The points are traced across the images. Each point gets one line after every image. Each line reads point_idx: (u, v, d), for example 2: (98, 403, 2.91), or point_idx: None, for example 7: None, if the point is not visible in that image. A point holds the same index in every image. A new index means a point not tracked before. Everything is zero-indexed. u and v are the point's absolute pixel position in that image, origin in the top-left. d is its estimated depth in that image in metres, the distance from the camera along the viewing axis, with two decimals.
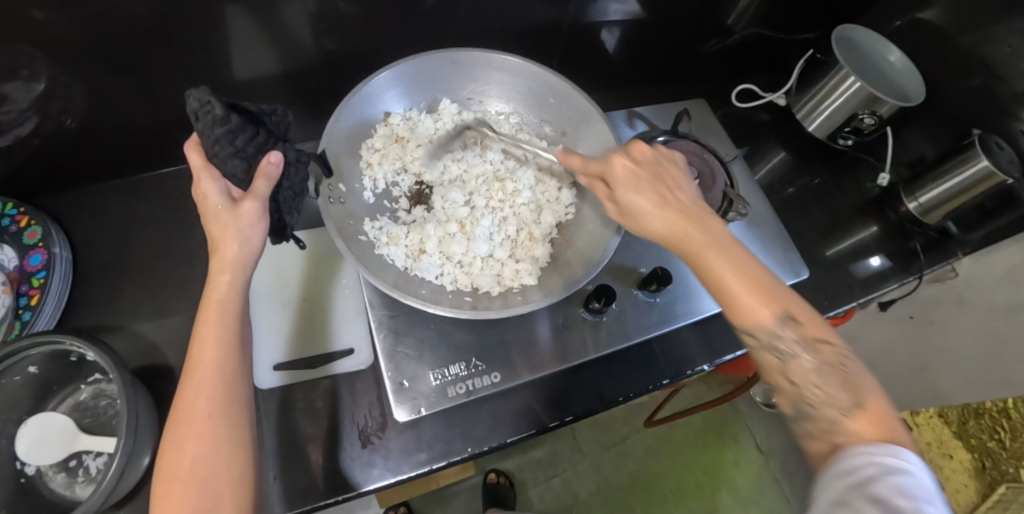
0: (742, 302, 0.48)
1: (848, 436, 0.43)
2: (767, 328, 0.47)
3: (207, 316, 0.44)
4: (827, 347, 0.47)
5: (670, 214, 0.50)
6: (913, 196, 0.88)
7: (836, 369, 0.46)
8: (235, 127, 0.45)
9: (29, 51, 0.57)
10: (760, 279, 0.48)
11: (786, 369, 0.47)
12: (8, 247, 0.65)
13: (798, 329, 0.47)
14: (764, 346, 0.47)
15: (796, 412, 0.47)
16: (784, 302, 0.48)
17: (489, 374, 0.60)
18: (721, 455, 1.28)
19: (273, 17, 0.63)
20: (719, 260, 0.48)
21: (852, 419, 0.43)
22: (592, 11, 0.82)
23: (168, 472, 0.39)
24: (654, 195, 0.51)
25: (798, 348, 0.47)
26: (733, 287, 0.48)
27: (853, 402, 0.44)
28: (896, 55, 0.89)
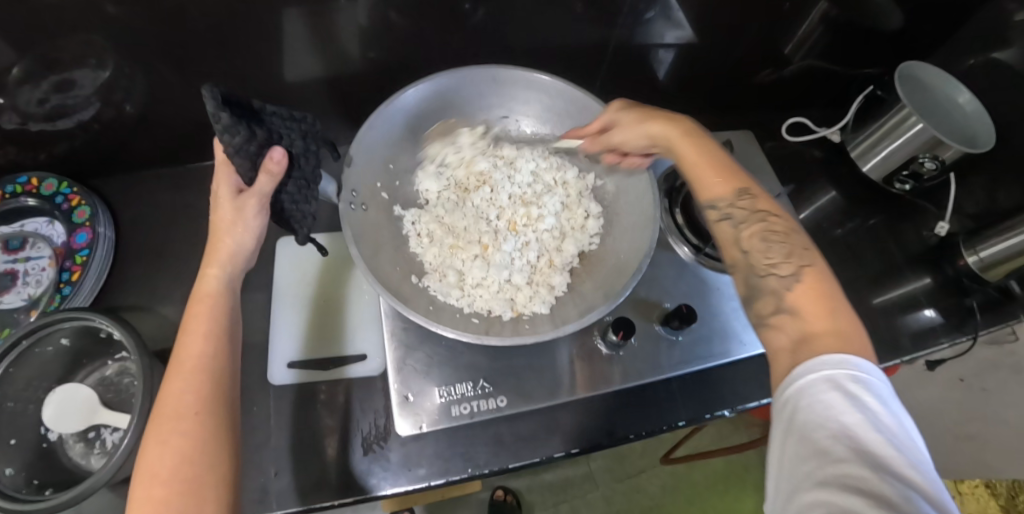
0: (705, 180, 0.51)
1: (794, 313, 0.42)
2: (725, 199, 0.49)
3: (198, 310, 0.46)
4: (777, 218, 0.48)
5: (648, 123, 0.55)
6: (973, 249, 0.82)
7: (782, 238, 0.47)
8: (232, 127, 0.42)
9: (99, 42, 0.60)
10: (713, 161, 0.52)
11: (739, 236, 0.48)
12: (59, 224, 0.70)
13: (752, 201, 0.49)
14: (721, 214, 0.49)
15: (748, 289, 0.46)
16: (743, 181, 0.50)
17: (496, 398, 0.59)
18: (741, 501, 1.21)
19: (323, 23, 0.65)
20: (695, 152, 0.52)
21: (793, 291, 0.43)
22: (642, 33, 0.80)
23: (149, 472, 0.39)
24: (639, 112, 0.57)
25: (750, 215, 0.48)
26: (700, 167, 0.52)
27: (794, 272, 0.44)
28: (966, 96, 0.84)
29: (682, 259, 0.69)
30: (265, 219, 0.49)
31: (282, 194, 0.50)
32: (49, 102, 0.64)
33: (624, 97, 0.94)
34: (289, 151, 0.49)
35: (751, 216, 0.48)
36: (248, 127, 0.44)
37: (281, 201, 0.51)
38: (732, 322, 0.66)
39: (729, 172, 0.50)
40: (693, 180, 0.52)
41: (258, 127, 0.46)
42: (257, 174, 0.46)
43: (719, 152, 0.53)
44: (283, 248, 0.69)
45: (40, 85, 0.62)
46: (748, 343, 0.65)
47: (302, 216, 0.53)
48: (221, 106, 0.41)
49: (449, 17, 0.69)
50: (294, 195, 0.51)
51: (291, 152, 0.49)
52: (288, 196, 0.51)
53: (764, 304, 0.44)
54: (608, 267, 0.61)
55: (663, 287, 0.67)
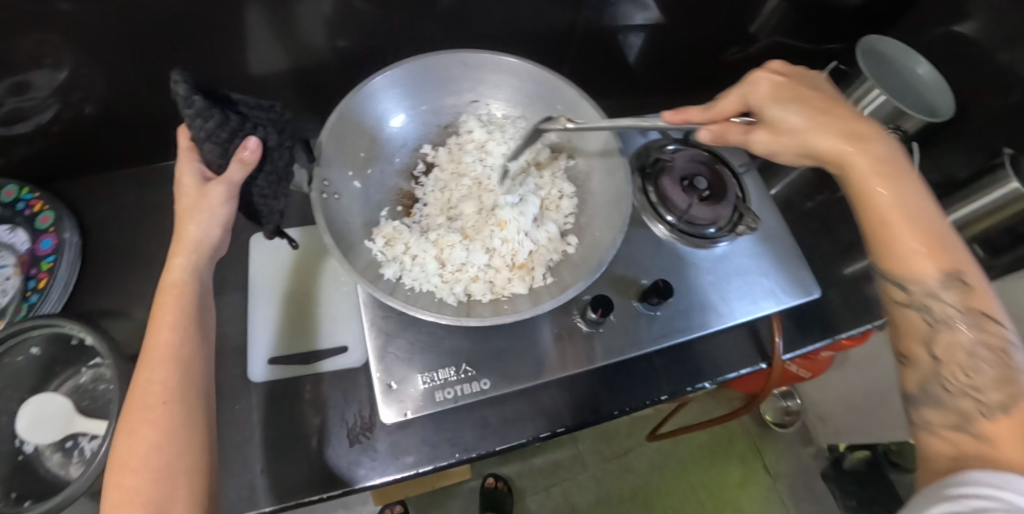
0: (903, 248, 0.46)
1: (981, 440, 0.40)
2: (926, 284, 0.45)
3: (164, 301, 0.45)
4: (993, 325, 0.44)
5: (863, 160, 0.48)
6: (938, 216, 0.85)
7: (997, 356, 0.42)
8: (204, 111, 0.42)
9: (53, 41, 0.58)
10: (919, 222, 0.46)
11: (932, 336, 0.45)
12: (22, 230, 0.67)
13: (961, 294, 0.44)
14: (914, 300, 0.46)
15: (922, 393, 0.45)
16: (956, 262, 0.45)
17: (479, 381, 0.59)
18: (728, 473, 1.24)
19: (286, 14, 0.64)
20: (887, 192, 0.46)
21: (992, 422, 0.40)
22: (609, 15, 0.81)
23: (120, 461, 0.39)
24: (810, 111, 0.51)
25: (957, 314, 0.44)
26: (895, 226, 0.46)
27: (1004, 400, 0.40)
28: (925, 68, 0.85)
29: (658, 236, 0.69)
30: (233, 206, 0.48)
31: (252, 186, 0.49)
32: (4, 105, 0.62)
33: (596, 80, 0.94)
34: (263, 143, 0.48)
35: (966, 319, 0.44)
36: (222, 112, 0.44)
37: (250, 194, 0.50)
38: (709, 294, 0.68)
39: (939, 248, 0.45)
40: (875, 234, 0.47)
41: (233, 113, 0.46)
42: (229, 162, 0.46)
43: (935, 215, 0.46)
44: (257, 244, 0.68)
45: None
46: (725, 314, 0.67)
47: (270, 211, 0.52)
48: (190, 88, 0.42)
49: (415, 4, 0.69)
50: (264, 188, 0.50)
51: (267, 144, 0.48)
52: (258, 189, 0.49)
53: (936, 415, 0.43)
54: (584, 245, 0.61)
55: (640, 265, 0.68)
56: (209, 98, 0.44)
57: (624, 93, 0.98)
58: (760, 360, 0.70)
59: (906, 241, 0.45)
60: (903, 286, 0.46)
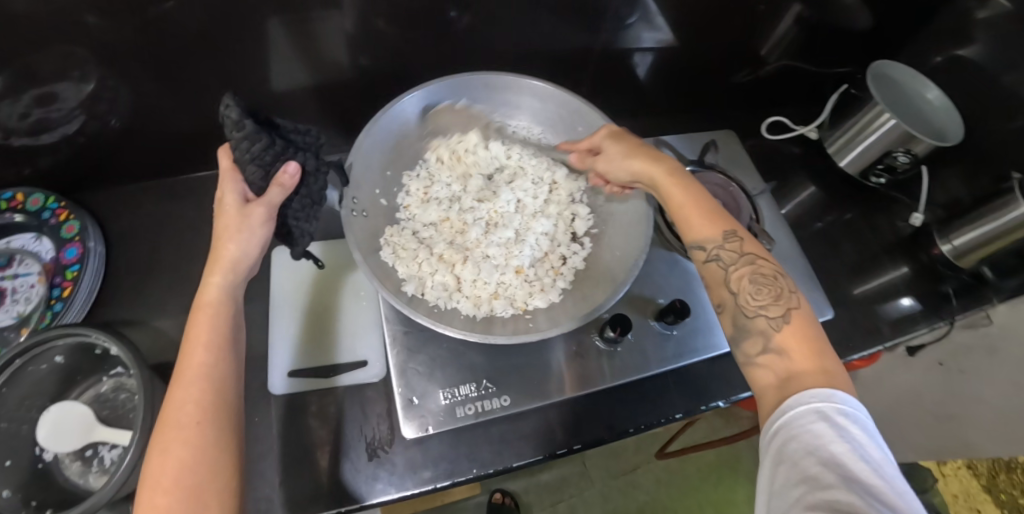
0: (693, 221, 0.53)
1: (781, 355, 0.44)
2: (713, 240, 0.51)
3: (199, 319, 0.45)
4: (764, 261, 0.50)
5: (662, 168, 0.56)
6: (947, 237, 0.87)
7: (769, 281, 0.48)
8: (253, 135, 0.44)
9: (82, 54, 0.59)
10: (699, 202, 0.54)
11: (728, 277, 0.50)
12: (47, 239, 0.69)
13: (738, 243, 0.51)
14: (710, 255, 0.51)
15: (737, 329, 0.48)
16: (730, 223, 0.52)
17: (499, 397, 0.59)
18: (734, 492, 1.24)
19: (311, 32, 0.65)
20: (681, 190, 0.55)
21: (780, 334, 0.45)
22: (624, 38, 0.83)
23: (150, 480, 0.39)
24: (629, 146, 0.58)
25: (739, 258, 0.50)
26: (687, 212, 0.54)
27: (782, 317, 0.46)
28: (934, 93, 0.87)
29: (673, 256, 0.70)
30: (270, 228, 0.48)
31: (287, 208, 0.50)
32: (31, 116, 0.63)
33: (609, 99, 0.96)
34: (302, 167, 0.49)
35: (743, 260, 0.50)
36: (269, 137, 0.46)
37: (285, 216, 0.51)
38: None
39: (714, 215, 0.53)
40: (681, 222, 0.54)
41: (278, 137, 0.48)
42: (269, 186, 0.47)
43: (708, 198, 0.55)
44: (277, 259, 0.69)
45: (22, 99, 0.61)
46: None
47: (301, 234, 0.52)
48: (239, 112, 0.44)
49: (436, 24, 0.70)
50: (297, 212, 0.51)
51: (304, 169, 0.49)
52: (293, 212, 0.50)
53: (750, 345, 0.46)
54: (604, 265, 0.61)
55: (656, 283, 0.68)
56: (257, 122, 0.46)
57: (637, 113, 1.00)
58: None
59: (702, 218, 0.53)
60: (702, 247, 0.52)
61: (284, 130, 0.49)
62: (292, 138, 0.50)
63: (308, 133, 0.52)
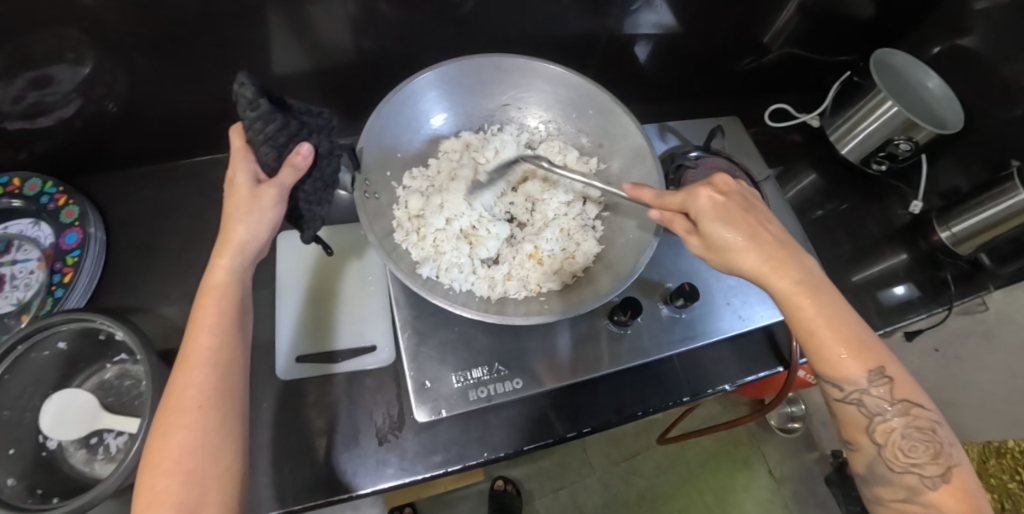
0: (832, 356, 0.46)
1: (930, 508, 0.43)
2: (855, 383, 0.46)
3: (206, 302, 0.44)
4: (918, 409, 0.46)
5: (786, 280, 0.47)
6: (947, 225, 0.87)
7: (925, 436, 0.45)
8: (267, 114, 0.44)
9: (77, 36, 0.58)
10: (844, 325, 0.47)
11: (871, 425, 0.47)
12: (46, 224, 0.67)
13: (888, 387, 0.46)
14: (850, 398, 0.47)
15: (870, 471, 0.48)
16: (880, 359, 0.46)
17: (511, 380, 0.59)
18: (732, 477, 1.25)
19: (314, 14, 0.64)
20: (816, 310, 0.47)
21: (936, 492, 0.44)
22: (628, 24, 0.82)
23: (153, 462, 0.39)
24: (746, 233, 0.48)
25: (891, 409, 0.46)
26: (822, 337, 0.47)
27: (941, 473, 0.44)
28: (934, 81, 0.88)
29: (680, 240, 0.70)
30: (282, 209, 0.47)
31: (299, 191, 0.50)
32: (27, 99, 0.62)
33: (612, 86, 0.95)
34: (315, 149, 0.48)
35: (898, 409, 0.46)
36: (284, 117, 0.45)
37: (297, 199, 0.50)
38: (729, 298, 0.68)
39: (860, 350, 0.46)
40: (807, 342, 0.48)
41: (293, 118, 0.47)
42: (282, 166, 0.46)
43: (854, 319, 0.47)
44: (283, 243, 0.68)
45: (16, 82, 0.60)
46: (747, 317, 0.67)
47: (312, 218, 0.51)
48: (252, 90, 0.44)
49: (440, 8, 0.69)
50: (309, 195, 0.50)
51: (318, 151, 0.49)
52: (305, 195, 0.50)
53: (886, 491, 0.47)
54: (618, 247, 0.61)
55: (664, 268, 0.68)
56: (274, 102, 0.46)
57: (640, 100, 1.00)
58: (777, 364, 0.71)
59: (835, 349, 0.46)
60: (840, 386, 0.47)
61: (301, 112, 0.48)
62: (307, 118, 0.49)
63: (322, 115, 0.51)
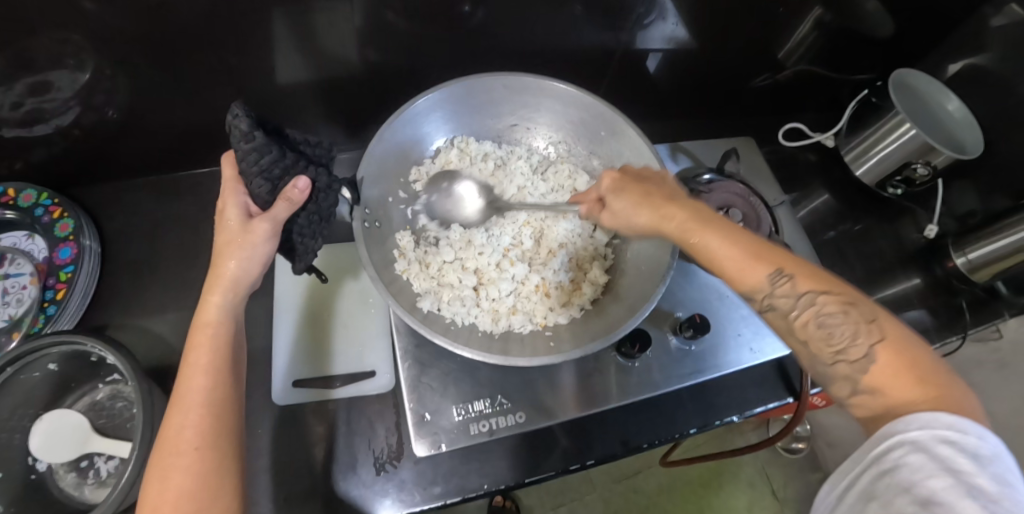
0: (732, 270, 0.44)
1: (875, 396, 0.38)
2: (760, 289, 0.43)
3: (199, 340, 0.42)
4: (829, 293, 0.41)
5: (675, 222, 0.47)
6: (962, 251, 0.85)
7: (843, 316, 0.40)
8: (264, 147, 0.42)
9: (75, 41, 0.56)
10: (734, 240, 0.45)
11: (792, 326, 0.42)
12: (40, 238, 0.66)
13: (791, 284, 0.42)
14: (765, 306, 0.43)
15: (821, 373, 0.42)
16: (776, 260, 0.43)
17: (515, 413, 0.57)
18: (734, 497, 1.23)
19: (319, 24, 0.62)
20: (707, 237, 0.45)
21: (869, 373, 0.38)
22: (640, 39, 0.80)
23: (150, 508, 0.37)
24: (636, 197, 0.51)
25: (799, 302, 0.42)
26: (724, 258, 0.45)
27: (868, 353, 0.38)
28: (954, 104, 0.85)
29: (691, 268, 0.68)
30: (275, 243, 0.46)
31: (293, 224, 0.48)
32: (24, 106, 0.60)
33: (624, 100, 0.93)
34: (313, 183, 0.47)
35: (803, 300, 0.42)
36: (280, 149, 0.44)
37: (292, 232, 0.48)
38: (741, 330, 0.66)
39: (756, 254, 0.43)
40: (715, 268, 0.46)
41: (289, 150, 0.46)
42: (276, 200, 0.44)
43: (744, 233, 0.46)
44: (282, 263, 0.66)
45: (13, 88, 0.58)
46: (757, 350, 0.65)
47: (306, 251, 0.50)
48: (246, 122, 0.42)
49: (449, 19, 0.67)
50: (304, 228, 0.49)
51: (315, 185, 0.48)
52: (298, 228, 0.48)
53: (837, 389, 0.40)
54: (627, 278, 0.59)
55: (674, 296, 0.66)
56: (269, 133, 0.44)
57: (651, 115, 0.97)
58: (787, 395, 0.69)
59: (740, 262, 0.44)
60: (753, 297, 0.44)
61: (295, 142, 0.48)
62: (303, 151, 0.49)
63: (319, 146, 0.51)
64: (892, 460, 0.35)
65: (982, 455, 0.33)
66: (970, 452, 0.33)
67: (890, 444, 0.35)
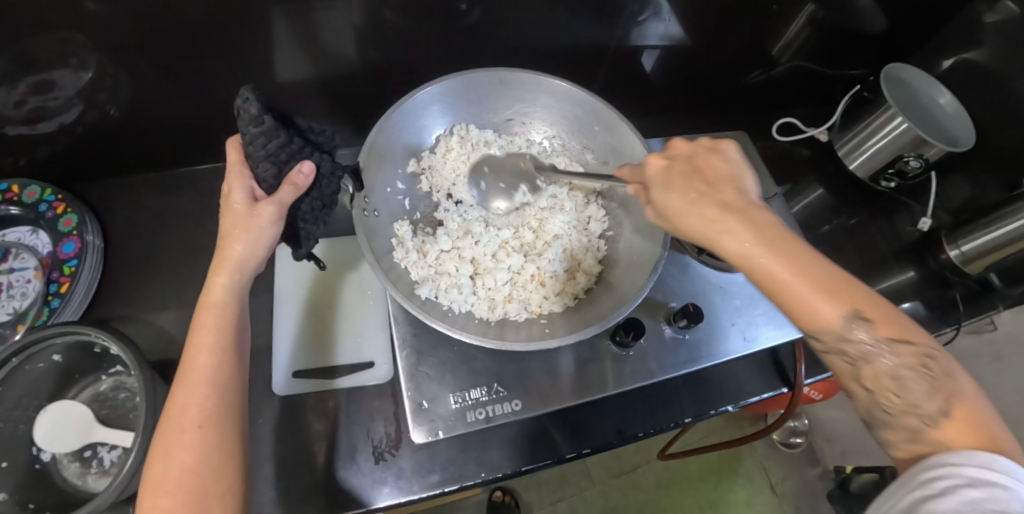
0: (806, 306, 0.41)
1: (940, 451, 0.37)
2: (835, 329, 0.40)
3: (204, 320, 0.43)
4: (906, 344, 0.40)
5: (741, 237, 0.42)
6: (955, 243, 0.86)
7: (921, 370, 0.39)
8: (271, 131, 0.43)
9: (78, 40, 0.57)
10: (816, 275, 0.41)
11: (859, 372, 0.41)
12: (44, 233, 0.67)
13: (868, 328, 0.40)
14: (833, 348, 0.41)
15: (874, 417, 0.42)
16: (858, 299, 0.40)
17: (511, 401, 0.58)
18: (732, 492, 1.24)
19: (317, 23, 0.63)
20: (782, 263, 0.41)
21: (938, 429, 0.37)
22: (635, 36, 0.81)
23: (154, 484, 0.38)
24: (690, 192, 0.45)
25: (876, 349, 0.40)
26: (798, 290, 0.41)
27: (942, 410, 0.38)
28: (946, 97, 0.87)
29: (684, 259, 0.69)
30: (280, 227, 0.47)
31: (297, 210, 0.49)
32: (28, 104, 0.61)
33: (619, 97, 0.94)
34: (317, 168, 0.49)
35: (884, 347, 0.40)
36: (287, 134, 0.45)
37: (297, 216, 0.49)
38: (734, 320, 0.67)
39: (836, 291, 0.40)
40: (780, 298, 0.42)
41: (296, 136, 0.47)
42: (281, 184, 0.46)
43: (821, 262, 0.41)
44: (281, 256, 0.67)
45: (17, 87, 0.59)
46: (750, 340, 0.66)
47: (307, 236, 0.51)
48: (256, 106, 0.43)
49: (445, 17, 0.68)
50: (307, 214, 0.50)
51: (319, 171, 0.49)
52: (302, 214, 0.49)
53: (894, 435, 0.40)
54: (621, 267, 0.60)
55: (668, 287, 0.67)
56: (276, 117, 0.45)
57: (647, 111, 0.98)
58: (781, 385, 0.70)
59: (814, 297, 0.40)
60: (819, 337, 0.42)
61: (302, 130, 0.49)
62: (309, 137, 0.50)
63: (323, 133, 0.52)
64: (941, 488, 0.34)
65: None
66: (1021, 499, 0.32)
67: (941, 473, 0.35)
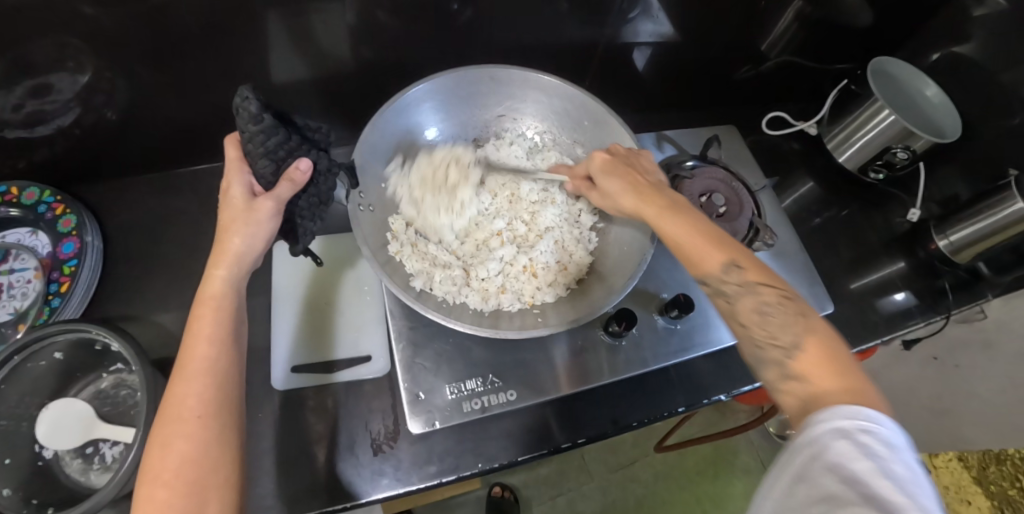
0: (691, 254, 0.49)
1: (803, 381, 0.41)
2: (714, 273, 0.47)
3: (203, 313, 0.44)
4: (768, 288, 0.46)
5: (653, 206, 0.51)
6: (944, 233, 0.87)
7: (784, 307, 0.45)
8: (270, 129, 0.45)
9: (76, 44, 0.58)
10: (702, 231, 0.49)
11: (734, 310, 0.47)
12: (44, 234, 0.68)
13: (740, 274, 0.47)
14: (714, 290, 0.47)
15: (753, 360, 0.45)
16: (730, 251, 0.48)
17: (506, 391, 0.59)
18: (729, 485, 1.25)
19: (312, 24, 0.64)
20: (675, 222, 0.50)
21: (797, 360, 0.42)
22: (625, 33, 0.82)
23: (153, 473, 0.39)
24: (625, 177, 0.55)
25: (744, 290, 0.46)
26: (687, 244, 0.49)
27: (795, 341, 0.43)
28: (932, 89, 0.88)
29: (676, 250, 0.70)
30: (278, 222, 0.48)
31: (295, 206, 0.51)
32: (26, 107, 0.62)
33: (611, 94, 0.96)
34: (314, 165, 0.50)
35: (741, 290, 0.46)
36: (285, 132, 0.46)
37: (295, 211, 0.51)
38: None
39: (716, 243, 0.48)
40: (680, 253, 0.50)
41: (295, 133, 0.48)
42: (279, 181, 0.47)
43: (709, 224, 0.50)
44: (278, 253, 0.68)
45: (16, 90, 0.60)
46: None
47: (305, 232, 0.52)
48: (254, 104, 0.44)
49: (437, 17, 0.70)
50: (305, 210, 0.51)
51: (315, 168, 0.50)
52: (300, 210, 0.51)
53: (768, 372, 0.43)
54: (613, 259, 0.62)
55: (660, 279, 0.68)
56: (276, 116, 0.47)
57: (639, 107, 1.00)
58: None
59: (700, 248, 0.48)
60: (705, 283, 0.48)
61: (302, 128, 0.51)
62: (307, 135, 0.51)
63: (320, 130, 0.53)
64: (821, 442, 0.36)
65: (895, 444, 0.35)
66: (887, 443, 0.35)
67: (817, 428, 0.37)
